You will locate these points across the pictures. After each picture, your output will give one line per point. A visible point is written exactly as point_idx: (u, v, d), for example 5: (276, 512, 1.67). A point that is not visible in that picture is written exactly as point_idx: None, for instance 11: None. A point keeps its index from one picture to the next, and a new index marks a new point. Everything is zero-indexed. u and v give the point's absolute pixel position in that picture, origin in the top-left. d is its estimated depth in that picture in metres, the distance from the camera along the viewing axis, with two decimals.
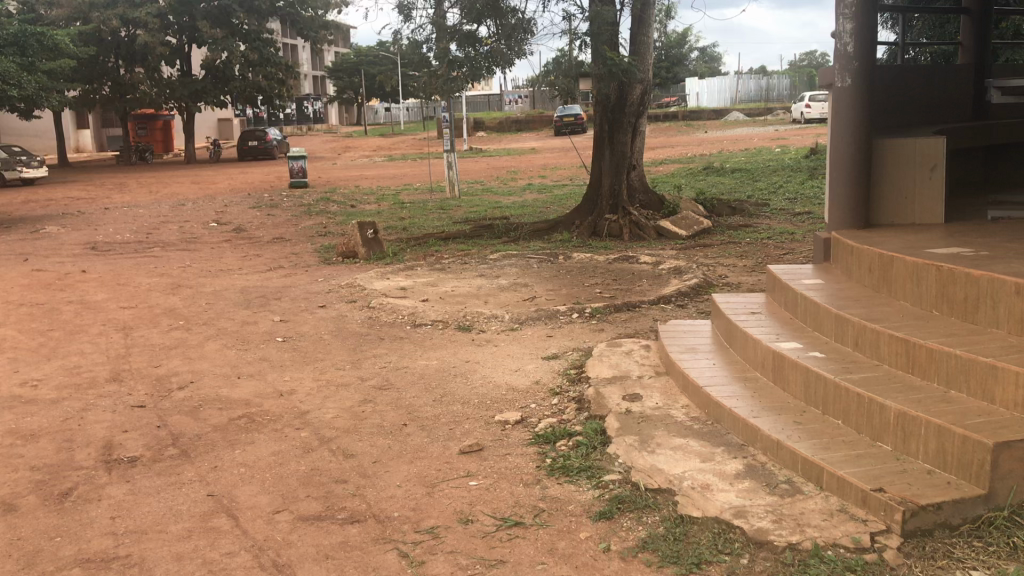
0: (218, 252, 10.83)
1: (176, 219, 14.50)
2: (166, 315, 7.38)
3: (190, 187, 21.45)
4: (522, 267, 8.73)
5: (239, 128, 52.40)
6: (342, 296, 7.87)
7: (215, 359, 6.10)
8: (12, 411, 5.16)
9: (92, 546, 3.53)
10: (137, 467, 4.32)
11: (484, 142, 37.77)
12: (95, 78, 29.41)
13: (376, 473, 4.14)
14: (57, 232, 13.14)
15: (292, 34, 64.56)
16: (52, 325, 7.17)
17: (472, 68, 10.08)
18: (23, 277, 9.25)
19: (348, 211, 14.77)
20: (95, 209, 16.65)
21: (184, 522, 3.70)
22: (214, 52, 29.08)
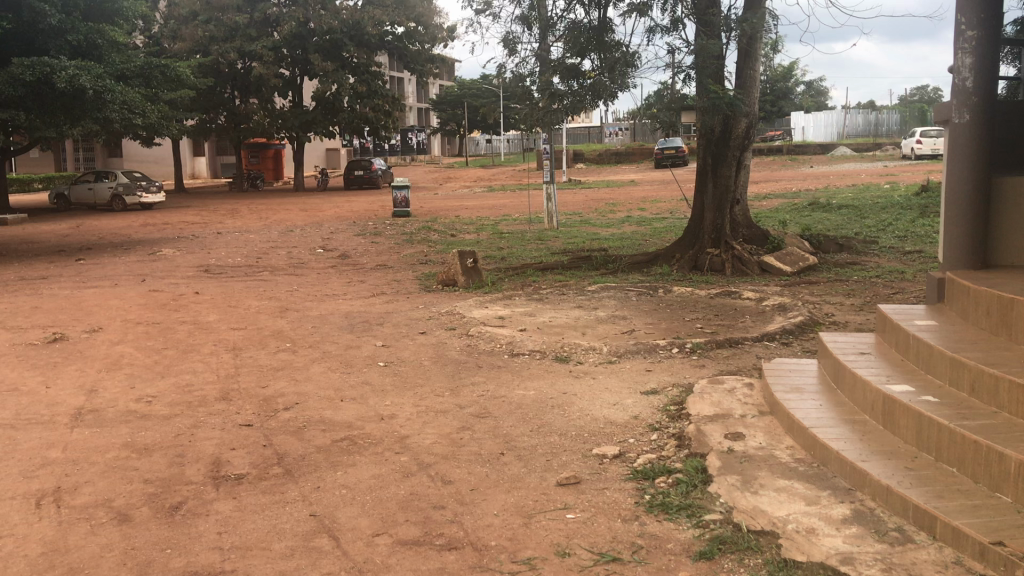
0: (322, 278, 11.10)
1: (284, 245, 14.96)
2: (273, 338, 7.60)
3: (298, 214, 22.16)
4: (621, 299, 8.69)
5: (346, 158, 53.92)
6: (441, 323, 7.96)
7: (319, 381, 6.25)
8: (127, 425, 5.39)
9: (200, 559, 3.64)
10: (243, 484, 4.44)
11: (584, 174, 37.83)
12: (213, 107, 30.92)
13: (474, 500, 4.15)
14: (173, 255, 13.72)
15: (398, 66, 66.04)
16: (166, 344, 7.47)
17: (574, 101, 10.21)
18: (141, 297, 9.69)
19: (448, 240, 15.00)
20: (208, 233, 17.36)
21: (286, 541, 3.78)
22: (325, 84, 30.03)
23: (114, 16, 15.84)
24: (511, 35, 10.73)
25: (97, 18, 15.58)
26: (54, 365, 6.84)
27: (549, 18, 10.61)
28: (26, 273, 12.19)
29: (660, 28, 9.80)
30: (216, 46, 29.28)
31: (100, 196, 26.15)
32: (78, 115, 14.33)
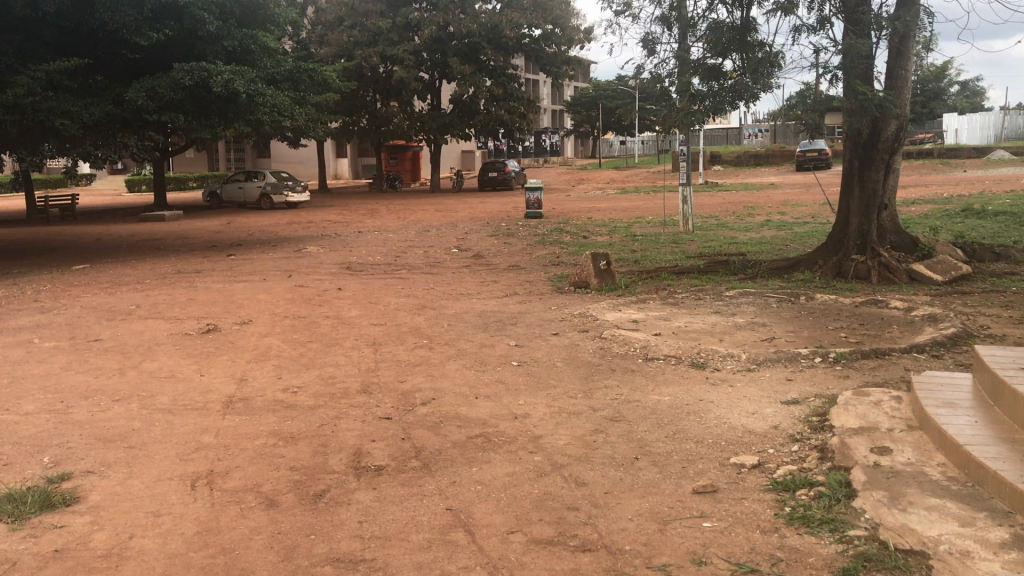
0: (457, 277, 11.28)
1: (421, 244, 15.28)
2: (411, 334, 7.78)
3: (434, 215, 22.61)
4: (760, 306, 8.48)
5: (480, 160, 54.73)
6: (574, 325, 7.96)
7: (455, 378, 6.36)
8: (275, 414, 5.63)
9: (343, 546, 3.76)
10: (383, 475, 4.57)
11: (720, 176, 37.08)
12: (355, 110, 32.02)
13: (608, 504, 4.13)
14: (316, 252, 14.24)
15: (534, 68, 66.49)
16: (310, 337, 7.76)
17: (715, 102, 10.09)
18: (287, 291, 10.10)
19: (582, 242, 15.00)
20: (349, 232, 17.94)
21: (424, 533, 3.86)
22: (462, 87, 30.52)
23: (267, 22, 16.55)
24: (650, 35, 10.63)
25: (250, 24, 16.31)
26: (208, 355, 7.22)
27: (690, 19, 10.46)
28: (182, 267, 12.90)
29: (806, 27, 9.53)
30: (360, 51, 30.20)
31: (250, 195, 27.53)
32: (233, 118, 15.22)
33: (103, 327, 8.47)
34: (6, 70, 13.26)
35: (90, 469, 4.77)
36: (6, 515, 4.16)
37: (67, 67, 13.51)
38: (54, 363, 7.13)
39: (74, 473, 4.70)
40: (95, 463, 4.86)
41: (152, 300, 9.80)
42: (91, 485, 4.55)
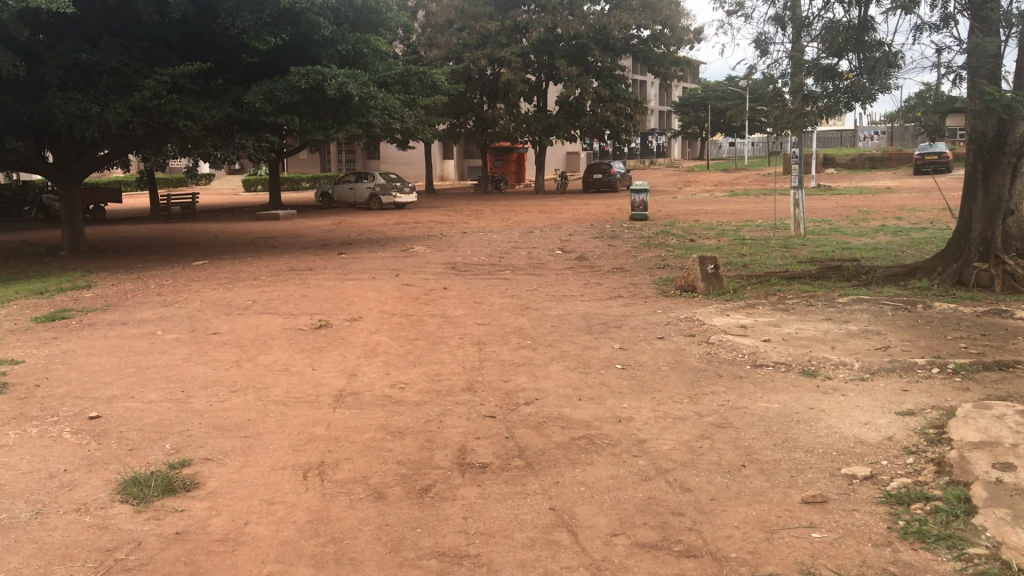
0: (561, 279, 11.30)
1: (525, 245, 15.36)
2: (516, 334, 7.85)
3: (538, 216, 22.71)
4: (875, 313, 8.23)
5: (585, 162, 54.65)
6: (680, 329, 7.87)
7: (559, 379, 6.38)
8: (382, 408, 5.76)
9: (447, 541, 3.82)
10: (487, 472, 4.62)
11: (834, 179, 36.03)
12: (463, 112, 32.66)
13: (714, 510, 4.08)
14: (423, 251, 14.48)
15: (642, 69, 65.96)
16: (417, 335, 7.90)
17: (829, 103, 9.69)
18: (395, 290, 10.32)
19: (688, 245, 14.81)
20: (455, 232, 18.19)
21: (528, 531, 3.89)
22: (569, 89, 30.53)
23: (379, 26, 16.86)
24: (764, 35, 10.43)
25: (363, 28, 16.65)
26: (320, 350, 7.43)
27: (805, 18, 10.21)
28: (295, 264, 13.30)
29: (928, 26, 9.17)
30: (468, 54, 30.68)
31: (360, 195, 28.21)
32: (345, 120, 15.61)
33: (221, 321, 8.82)
34: (135, 75, 13.93)
35: (208, 457, 4.98)
36: (132, 497, 4.38)
37: (190, 71, 14.11)
38: (176, 354, 7.46)
39: (194, 460, 4.92)
40: (213, 450, 5.07)
41: (267, 296, 10.16)
42: (209, 472, 4.75)
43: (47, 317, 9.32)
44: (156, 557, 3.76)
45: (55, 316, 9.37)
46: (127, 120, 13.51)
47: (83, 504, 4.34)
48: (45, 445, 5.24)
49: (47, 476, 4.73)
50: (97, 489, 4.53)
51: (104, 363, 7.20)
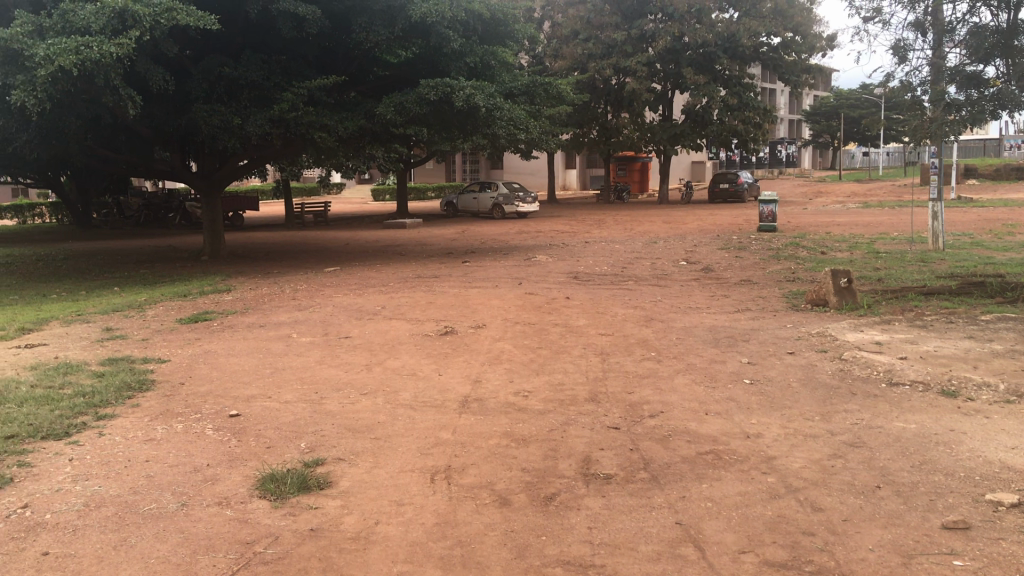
0: (687, 290, 11.18)
1: (648, 256, 15.22)
2: (640, 345, 7.80)
3: (663, 226, 22.50)
4: (1021, 332, 7.81)
5: (711, 172, 53.80)
6: (811, 345, 7.66)
7: (685, 392, 6.31)
8: (507, 415, 5.83)
9: (572, 550, 3.84)
10: (612, 484, 4.61)
11: (978, 191, 34.27)
12: (586, 122, 32.32)
13: (847, 531, 3.96)
14: (546, 261, 14.57)
15: (771, 77, 64.50)
16: (541, 343, 7.96)
17: (974, 111, 9.30)
18: (519, 298, 10.42)
19: (819, 258, 14.40)
20: (578, 242, 18.22)
21: (653, 544, 3.87)
22: (695, 97, 30.13)
23: (507, 38, 17.05)
24: (902, 42, 10.06)
25: (491, 40, 16.90)
26: (446, 356, 7.58)
27: (948, 23, 9.79)
28: (421, 272, 13.59)
29: None
30: (593, 64, 30.83)
31: (484, 205, 28.61)
32: (471, 130, 15.86)
33: (351, 325, 9.10)
34: (275, 89, 14.54)
35: (340, 457, 5.15)
36: (269, 493, 4.57)
37: (325, 84, 14.62)
38: (310, 356, 7.75)
39: (327, 459, 5.10)
40: (345, 451, 5.24)
41: (395, 302, 10.43)
42: (341, 471, 4.92)
43: (191, 319, 9.82)
44: (292, 551, 3.91)
45: (198, 318, 9.86)
46: (265, 131, 14.12)
47: (223, 498, 4.56)
48: (189, 440, 5.52)
49: (190, 470, 4.98)
50: (236, 484, 4.75)
51: (243, 364, 7.54)
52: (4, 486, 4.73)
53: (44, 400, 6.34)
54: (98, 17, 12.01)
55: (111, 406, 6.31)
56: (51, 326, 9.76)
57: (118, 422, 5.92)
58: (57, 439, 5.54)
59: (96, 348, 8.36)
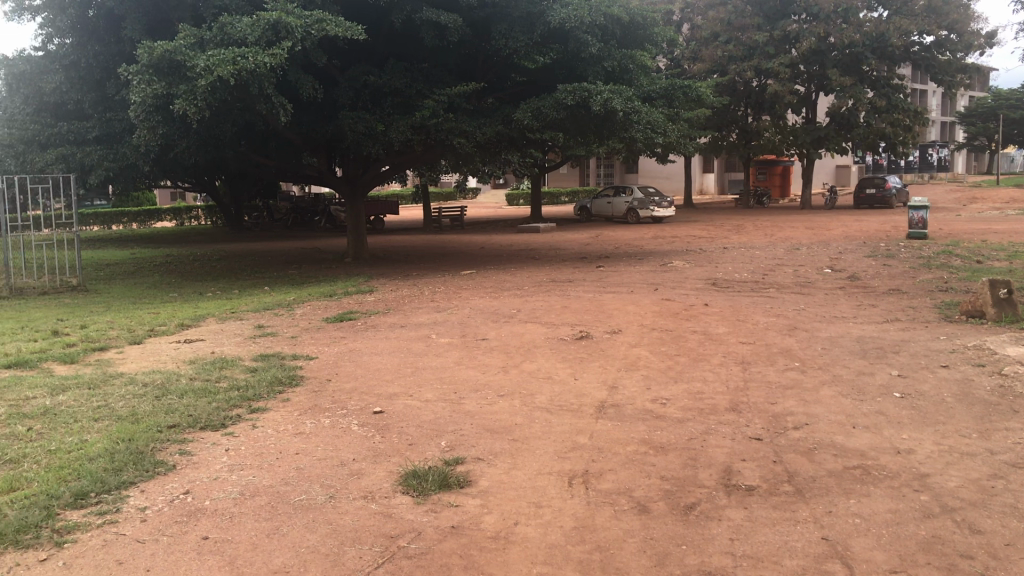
0: (831, 299, 10.81)
1: (789, 263, 14.81)
2: (782, 355, 7.60)
3: (805, 232, 21.81)
4: None
5: (857, 176, 51.83)
6: (968, 359, 7.27)
7: (830, 404, 6.10)
8: (645, 423, 5.79)
9: (714, 561, 3.78)
10: (754, 496, 4.51)
11: None
12: (725, 125, 32.22)
13: (1009, 557, 3.74)
14: (683, 266, 14.37)
15: (922, 77, 61.59)
16: (679, 351, 7.86)
17: None
18: (656, 304, 10.31)
19: (975, 267, 13.65)
20: (716, 247, 17.88)
21: (798, 559, 3.77)
22: (841, 99, 29.11)
23: (645, 41, 16.91)
24: None
25: (630, 44, 16.81)
26: (582, 360, 7.58)
27: None
28: (556, 275, 13.64)
29: None
30: (733, 66, 30.29)
31: (619, 209, 28.51)
32: (607, 135, 15.82)
33: (489, 327, 9.23)
34: (416, 95, 14.90)
35: (480, 457, 5.23)
36: (411, 489, 4.69)
37: (465, 91, 14.88)
38: (449, 357, 7.91)
39: (467, 458, 5.19)
40: (484, 451, 5.32)
41: (531, 306, 10.50)
42: (480, 471, 4.99)
43: (336, 318, 10.19)
44: (434, 548, 4.00)
45: (343, 317, 10.22)
46: (407, 137, 14.49)
47: (368, 492, 4.71)
48: (336, 435, 5.73)
49: (338, 463, 5.17)
50: (381, 479, 4.89)
51: (385, 363, 7.75)
52: (168, 472, 5.04)
53: (202, 393, 6.71)
54: (254, 29, 12.61)
55: (263, 400, 6.62)
56: (208, 322, 10.32)
57: (270, 415, 6.21)
58: (215, 430, 5.85)
59: (249, 344, 8.78)
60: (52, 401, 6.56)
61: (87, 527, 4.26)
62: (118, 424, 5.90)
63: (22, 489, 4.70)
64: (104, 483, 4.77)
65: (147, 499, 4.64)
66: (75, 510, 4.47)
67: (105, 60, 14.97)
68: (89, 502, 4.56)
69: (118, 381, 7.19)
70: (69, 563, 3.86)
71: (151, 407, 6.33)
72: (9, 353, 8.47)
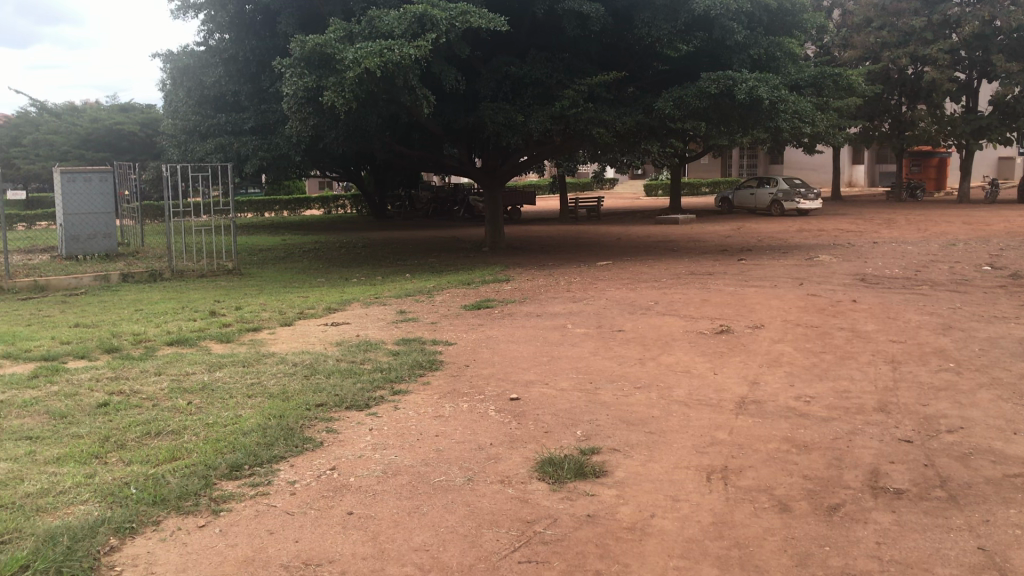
0: (992, 297, 10.21)
1: (945, 259, 14.06)
2: (936, 355, 7.25)
3: (963, 227, 20.65)
4: None
5: (1023, 169, 48.70)
6: None
7: (989, 409, 5.77)
8: (788, 420, 5.63)
9: (860, 564, 3.65)
10: (903, 500, 4.33)
11: None
12: (877, 115, 30.89)
13: None
14: (829, 261, 13.87)
15: None
16: (824, 348, 7.61)
17: None
18: (800, 299, 10.01)
19: None
20: (865, 242, 17.19)
21: (951, 568, 3.59)
22: (1006, 87, 27.39)
23: (794, 28, 16.34)
24: None
25: (777, 30, 16.28)
26: (722, 355, 7.44)
27: None
28: (696, 268, 13.43)
29: None
30: (887, 53, 28.98)
31: (762, 201, 27.80)
32: (751, 124, 15.41)
33: (625, 319, 9.18)
34: (557, 85, 14.94)
35: (616, 447, 5.22)
36: (547, 476, 4.73)
37: (606, 80, 14.81)
38: (586, 347, 7.91)
39: (603, 449, 5.19)
40: (621, 442, 5.30)
41: (670, 298, 10.38)
42: (617, 462, 4.98)
43: (474, 306, 10.35)
44: (570, 535, 4.02)
45: (480, 305, 10.38)
46: (546, 127, 14.54)
47: (506, 477, 4.77)
48: (474, 419, 5.84)
49: (476, 447, 5.27)
50: (518, 464, 4.95)
51: (522, 351, 7.83)
52: (315, 449, 5.25)
53: (347, 374, 6.96)
54: (400, 22, 12.92)
55: (405, 382, 6.81)
56: (352, 306, 10.68)
57: (411, 398, 6.38)
58: (359, 409, 6.06)
59: (391, 328, 9.03)
60: (210, 377, 6.95)
61: (241, 496, 4.50)
62: (269, 401, 6.19)
63: (183, 459, 5.00)
64: (257, 456, 5.02)
65: (297, 473, 4.85)
66: (230, 480, 4.73)
67: (261, 54, 15.64)
68: (243, 474, 4.82)
69: (270, 360, 7.54)
70: (225, 530, 4.10)
71: (300, 386, 6.62)
72: (171, 331, 9.01)
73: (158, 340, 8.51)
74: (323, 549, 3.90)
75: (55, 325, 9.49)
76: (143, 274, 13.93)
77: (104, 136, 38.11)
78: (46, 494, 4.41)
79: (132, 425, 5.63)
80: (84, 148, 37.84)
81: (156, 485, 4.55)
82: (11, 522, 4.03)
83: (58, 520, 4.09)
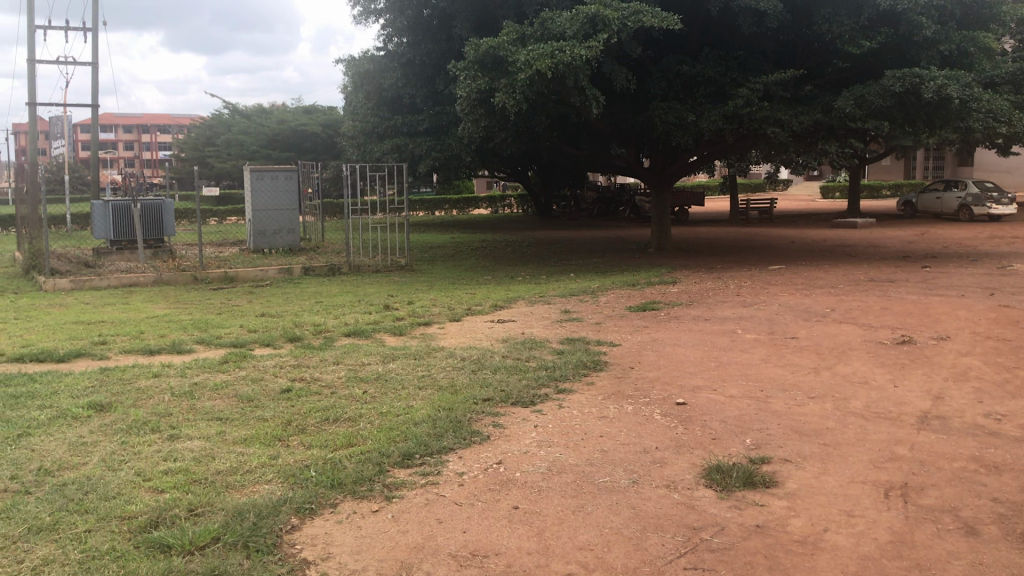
0: None
1: None
2: None
3: None
4: None
5: None
6: None
7: None
8: (976, 439, 5.30)
9: None
10: None
11: None
12: None
13: None
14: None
15: None
16: (1018, 363, 7.11)
17: None
18: (992, 310, 9.39)
19: None
20: None
21: None
22: None
23: (991, 21, 15.31)
24: None
25: (972, 24, 15.31)
26: (903, 367, 7.09)
27: None
28: (875, 275, 12.84)
29: None
30: None
31: (949, 205, 26.23)
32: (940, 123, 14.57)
33: (799, 326, 8.89)
34: (731, 84, 14.62)
35: (787, 458, 5.06)
36: (715, 483, 4.65)
37: (782, 78, 14.35)
38: (756, 354, 7.71)
39: (773, 458, 5.04)
40: (793, 453, 5.14)
41: (846, 305, 9.97)
42: (788, 473, 4.83)
43: (639, 308, 10.28)
44: (737, 544, 3.94)
45: (646, 306, 10.31)
46: (719, 127, 14.25)
47: (672, 482, 4.72)
48: (639, 422, 5.81)
49: (641, 450, 5.24)
50: (684, 470, 4.89)
51: (689, 355, 7.72)
52: (483, 442, 5.36)
53: (513, 370, 7.08)
54: (572, 23, 12.99)
55: (569, 381, 6.86)
56: (518, 304, 10.86)
57: (575, 397, 6.42)
58: (524, 406, 6.15)
59: (556, 327, 9.10)
60: (383, 367, 7.24)
61: (412, 485, 4.66)
62: (439, 394, 6.37)
63: (360, 445, 5.23)
64: (427, 446, 5.18)
65: (464, 464, 4.98)
66: (402, 468, 4.90)
67: (436, 57, 16.10)
68: (414, 463, 4.98)
69: (439, 354, 7.77)
70: (397, 517, 4.25)
71: (468, 380, 6.79)
72: (348, 323, 9.44)
73: (336, 331, 8.93)
74: (490, 541, 3.98)
75: (243, 314, 10.13)
76: (322, 268, 14.62)
77: (289, 137, 40.39)
78: (234, 472, 4.72)
79: (312, 411, 5.94)
80: (271, 148, 40.26)
81: (334, 470, 4.78)
82: (204, 496, 4.34)
83: (246, 497, 4.37)
